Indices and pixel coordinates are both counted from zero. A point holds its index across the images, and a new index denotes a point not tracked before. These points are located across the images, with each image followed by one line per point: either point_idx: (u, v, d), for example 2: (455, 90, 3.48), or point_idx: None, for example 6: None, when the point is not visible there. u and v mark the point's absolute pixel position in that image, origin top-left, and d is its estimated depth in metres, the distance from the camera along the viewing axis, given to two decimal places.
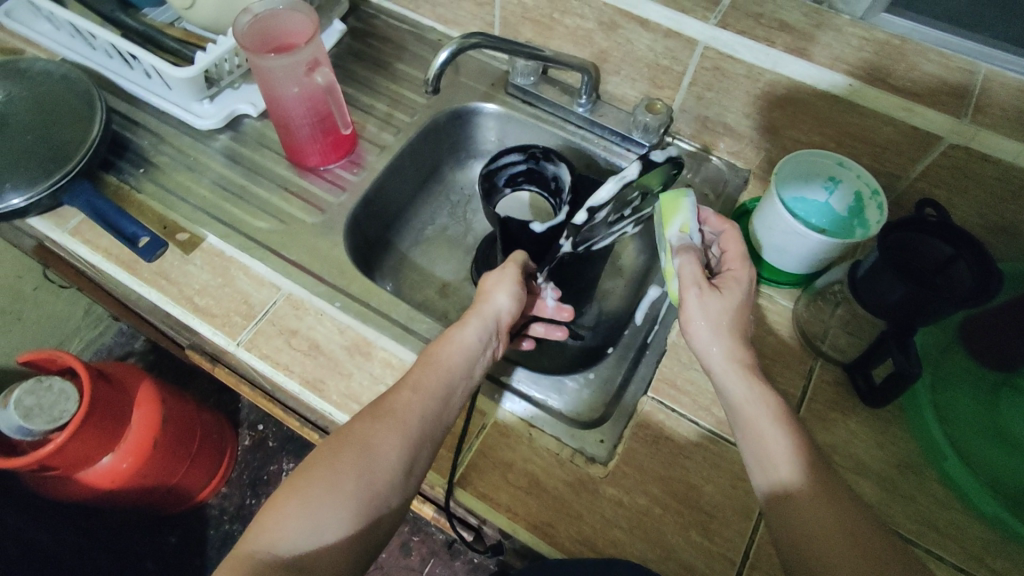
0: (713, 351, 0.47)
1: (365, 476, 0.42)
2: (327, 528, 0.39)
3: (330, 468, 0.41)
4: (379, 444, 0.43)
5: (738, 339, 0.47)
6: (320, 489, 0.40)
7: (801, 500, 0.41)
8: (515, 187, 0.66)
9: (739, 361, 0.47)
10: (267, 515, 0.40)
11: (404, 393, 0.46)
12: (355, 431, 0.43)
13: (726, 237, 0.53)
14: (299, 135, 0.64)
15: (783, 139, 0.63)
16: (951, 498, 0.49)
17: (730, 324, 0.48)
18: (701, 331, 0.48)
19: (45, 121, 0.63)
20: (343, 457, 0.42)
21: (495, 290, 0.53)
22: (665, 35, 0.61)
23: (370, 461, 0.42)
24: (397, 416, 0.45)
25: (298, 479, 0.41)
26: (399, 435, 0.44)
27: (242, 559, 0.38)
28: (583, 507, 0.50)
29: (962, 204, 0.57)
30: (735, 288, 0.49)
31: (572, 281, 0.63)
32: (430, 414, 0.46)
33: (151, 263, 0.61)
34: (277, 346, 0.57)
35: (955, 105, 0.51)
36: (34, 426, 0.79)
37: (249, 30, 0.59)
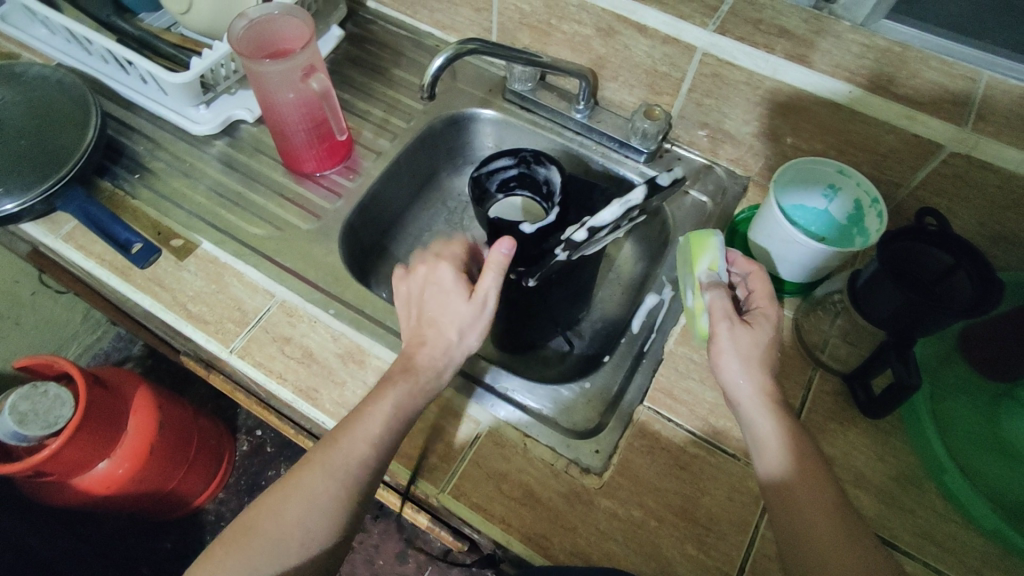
0: (740, 381, 0.46)
1: (301, 527, 0.44)
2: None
3: (274, 521, 0.44)
4: (322, 497, 0.45)
5: (768, 374, 0.46)
6: (260, 549, 0.43)
7: (800, 512, 0.41)
8: (508, 192, 0.64)
9: (769, 395, 0.45)
10: (203, 566, 0.43)
11: (354, 442, 0.46)
12: (298, 478, 0.45)
13: (754, 278, 0.50)
14: (294, 141, 0.63)
15: (783, 147, 0.63)
16: (951, 511, 0.49)
17: (761, 358, 0.46)
18: (730, 366, 0.46)
19: (39, 126, 0.63)
20: (282, 510, 0.44)
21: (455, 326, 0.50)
22: (662, 41, 0.60)
23: (315, 514, 0.44)
24: (336, 459, 0.45)
25: (235, 533, 0.45)
26: (340, 482, 0.45)
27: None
28: (578, 519, 0.49)
29: (962, 213, 0.56)
30: (768, 324, 0.48)
31: (569, 285, 0.60)
32: (377, 465, 0.46)
33: (143, 270, 0.60)
34: (270, 354, 0.56)
35: (957, 113, 0.51)
36: (30, 432, 0.78)
37: (244, 35, 0.58)
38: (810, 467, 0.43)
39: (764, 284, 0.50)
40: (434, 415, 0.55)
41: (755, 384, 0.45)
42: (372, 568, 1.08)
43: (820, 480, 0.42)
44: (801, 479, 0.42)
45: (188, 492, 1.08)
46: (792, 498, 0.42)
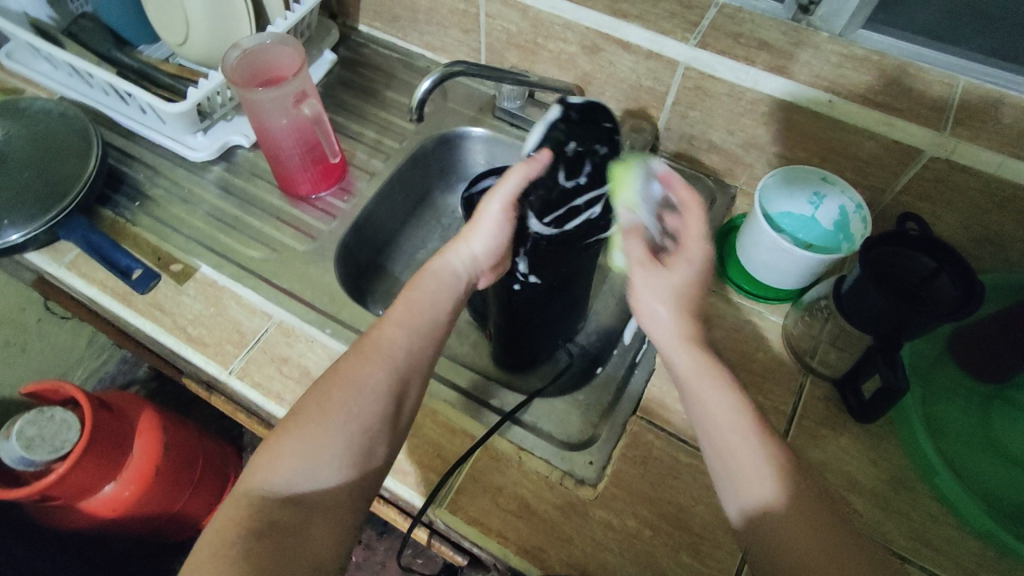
0: (658, 325, 0.46)
1: (351, 410, 0.43)
2: (324, 473, 0.41)
3: (322, 409, 0.43)
4: (369, 379, 0.44)
5: (686, 316, 0.45)
6: (313, 426, 0.42)
7: (775, 546, 0.39)
8: None
9: (686, 337, 0.45)
10: (262, 458, 0.42)
11: (390, 329, 0.46)
12: (341, 370, 0.45)
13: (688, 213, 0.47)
14: (289, 165, 0.65)
15: (768, 155, 0.64)
16: (945, 515, 0.49)
17: (680, 303, 0.45)
18: (648, 306, 0.46)
19: (42, 158, 0.65)
20: (329, 397, 0.43)
21: (471, 239, 0.49)
22: (646, 57, 0.61)
23: (364, 396, 0.43)
24: (378, 350, 0.45)
25: (290, 419, 0.43)
26: (385, 368, 0.45)
27: (243, 496, 0.41)
28: (573, 531, 0.50)
29: (947, 217, 0.57)
30: (689, 263, 0.46)
31: (564, 304, 0.59)
32: (416, 350, 0.46)
33: (144, 296, 0.61)
34: (268, 374, 0.57)
35: (935, 119, 0.51)
36: (37, 456, 0.80)
37: (237, 65, 0.60)
38: (796, 493, 0.41)
39: (698, 221, 0.47)
40: (430, 430, 0.55)
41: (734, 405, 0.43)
42: None
43: (812, 505, 0.40)
44: (791, 507, 0.40)
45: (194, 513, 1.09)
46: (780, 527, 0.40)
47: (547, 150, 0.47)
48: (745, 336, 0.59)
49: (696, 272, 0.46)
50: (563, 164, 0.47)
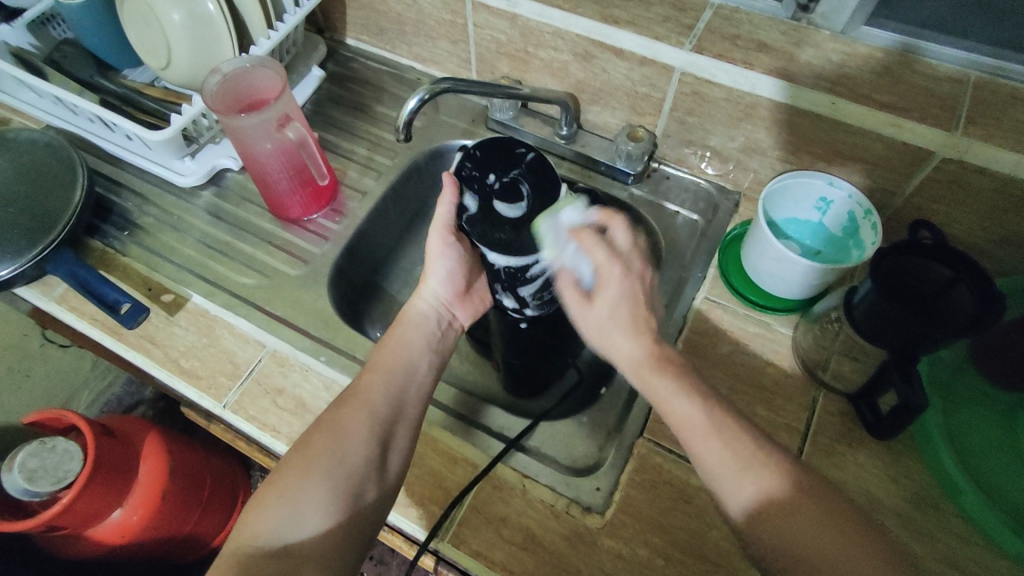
0: (616, 350, 0.48)
1: (333, 456, 0.43)
2: (308, 521, 0.41)
3: (305, 457, 0.43)
4: (352, 425, 0.45)
5: (635, 334, 0.47)
6: (295, 475, 0.42)
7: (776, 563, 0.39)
8: (504, 209, 0.49)
9: (642, 357, 0.46)
10: (249, 512, 0.42)
11: (367, 376, 0.49)
12: (325, 419, 0.46)
13: (589, 243, 0.48)
14: (277, 188, 0.63)
15: (772, 159, 0.61)
16: (970, 534, 0.47)
17: (616, 327, 0.47)
18: (606, 337, 0.48)
19: (27, 191, 0.63)
20: (314, 444, 0.44)
21: (431, 276, 0.55)
22: (640, 63, 0.59)
23: (343, 441, 0.44)
24: (361, 398, 0.47)
25: (273, 473, 0.43)
26: (365, 414, 0.46)
27: (229, 554, 0.40)
28: (581, 562, 0.48)
29: (961, 218, 0.55)
30: (608, 287, 0.48)
31: (561, 332, 0.57)
32: (394, 390, 0.48)
33: (133, 330, 0.60)
34: (263, 407, 0.56)
35: (946, 117, 0.49)
36: (40, 488, 0.79)
37: (218, 91, 0.58)
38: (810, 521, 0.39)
39: (597, 247, 0.47)
40: (431, 460, 0.54)
41: (735, 451, 0.42)
42: None
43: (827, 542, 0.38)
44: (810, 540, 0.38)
45: (206, 533, 1.08)
46: (776, 519, 0.39)
47: (452, 176, 0.51)
48: (754, 349, 0.57)
49: (621, 290, 0.47)
50: (497, 195, 0.50)
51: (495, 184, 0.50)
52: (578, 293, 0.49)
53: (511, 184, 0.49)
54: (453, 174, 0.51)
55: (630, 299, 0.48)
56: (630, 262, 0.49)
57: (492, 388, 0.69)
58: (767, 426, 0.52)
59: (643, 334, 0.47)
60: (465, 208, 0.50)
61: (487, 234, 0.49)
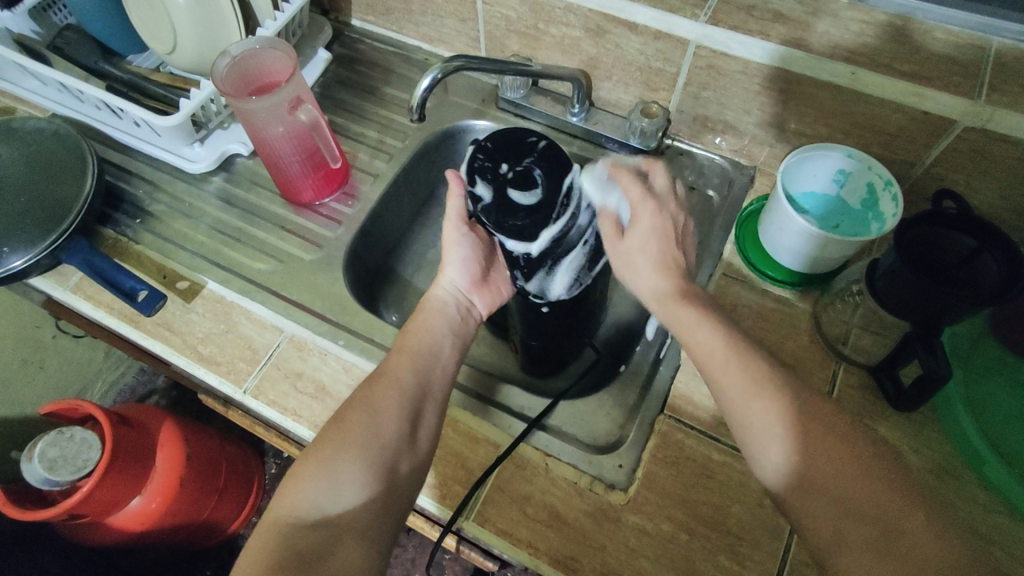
0: (641, 281, 0.51)
1: (367, 431, 0.44)
2: (345, 496, 0.41)
3: (338, 431, 0.44)
4: (384, 403, 0.45)
5: (663, 269, 0.50)
6: (330, 449, 0.43)
7: (807, 509, 0.40)
8: (518, 198, 0.49)
9: (667, 288, 0.49)
10: (285, 485, 0.42)
11: (395, 356, 0.49)
12: (358, 396, 0.46)
13: (627, 183, 0.51)
14: (289, 172, 0.63)
15: (788, 133, 0.61)
16: (994, 503, 0.47)
17: (646, 258, 0.50)
18: (635, 268, 0.51)
19: (38, 180, 0.63)
20: (348, 420, 0.44)
21: (448, 264, 0.56)
22: (654, 37, 0.58)
23: (376, 417, 0.45)
24: (389, 377, 0.47)
25: (309, 447, 0.43)
26: (397, 390, 0.46)
27: (271, 527, 0.40)
28: (605, 537, 0.48)
29: (982, 187, 0.54)
30: (643, 221, 0.51)
31: (575, 315, 0.57)
32: (422, 369, 0.49)
33: (151, 317, 0.60)
34: (283, 391, 0.56)
35: (967, 86, 0.48)
36: (60, 477, 0.79)
37: (228, 72, 0.58)
38: (842, 501, 0.38)
39: (632, 185, 0.51)
40: (452, 440, 0.54)
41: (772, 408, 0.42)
42: None
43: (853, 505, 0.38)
44: (839, 502, 0.39)
45: (222, 519, 1.09)
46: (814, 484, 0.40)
47: (455, 173, 0.54)
48: (774, 324, 0.57)
49: (654, 226, 0.51)
50: (509, 183, 0.50)
51: (508, 173, 0.50)
52: (613, 228, 0.51)
53: (525, 171, 0.50)
54: (458, 171, 0.55)
55: (662, 234, 0.51)
56: (664, 202, 0.52)
57: (509, 370, 0.69)
58: None
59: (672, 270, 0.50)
60: (479, 197, 0.50)
61: (504, 222, 0.49)
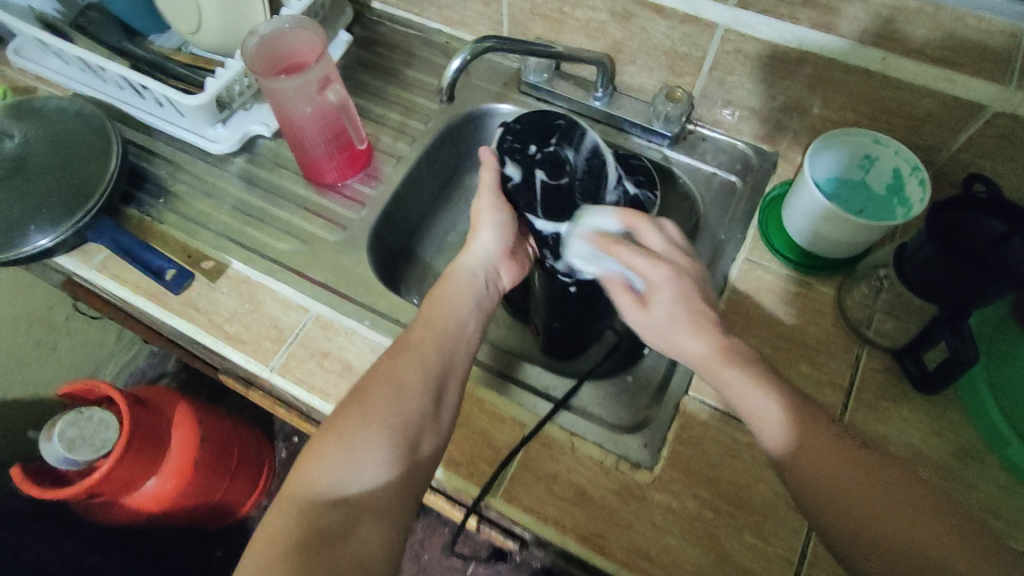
0: (682, 350, 0.46)
1: (390, 406, 0.44)
2: (366, 472, 0.42)
3: (361, 406, 0.44)
4: (407, 378, 0.46)
5: (702, 332, 0.46)
6: (354, 424, 0.43)
7: (813, 475, 0.40)
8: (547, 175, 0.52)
9: (718, 356, 0.45)
10: (306, 457, 0.42)
11: (418, 331, 0.50)
12: (380, 371, 0.46)
13: (620, 253, 0.48)
14: (314, 153, 0.63)
15: (813, 118, 0.61)
16: (1015, 485, 0.48)
17: (678, 325, 0.46)
18: (669, 338, 0.47)
19: (61, 159, 0.63)
20: (371, 395, 0.45)
21: (481, 228, 0.55)
22: (681, 21, 0.58)
23: (401, 394, 0.45)
24: (413, 352, 0.48)
25: (330, 421, 0.44)
26: (421, 366, 0.47)
27: (289, 501, 0.40)
28: (631, 515, 0.49)
29: (1009, 173, 0.54)
30: (661, 288, 0.47)
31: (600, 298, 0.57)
32: (445, 347, 0.49)
33: (179, 296, 0.60)
34: (310, 369, 0.56)
35: (1000, 71, 0.48)
36: (79, 456, 0.80)
37: (256, 52, 0.58)
38: (843, 466, 0.40)
39: (634, 254, 0.47)
40: (478, 419, 0.54)
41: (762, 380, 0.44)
42: (420, 564, 1.11)
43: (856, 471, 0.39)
44: (835, 464, 0.40)
45: (232, 501, 1.10)
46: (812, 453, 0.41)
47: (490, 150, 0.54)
48: (797, 309, 0.57)
49: (675, 292, 0.47)
50: (537, 164, 0.52)
51: (537, 154, 0.52)
52: (629, 296, 0.48)
53: (554, 153, 0.52)
54: (492, 150, 0.54)
55: (685, 295, 0.47)
56: (674, 258, 0.48)
57: (528, 352, 0.70)
58: (811, 382, 0.53)
59: (710, 330, 0.46)
60: (507, 175, 0.52)
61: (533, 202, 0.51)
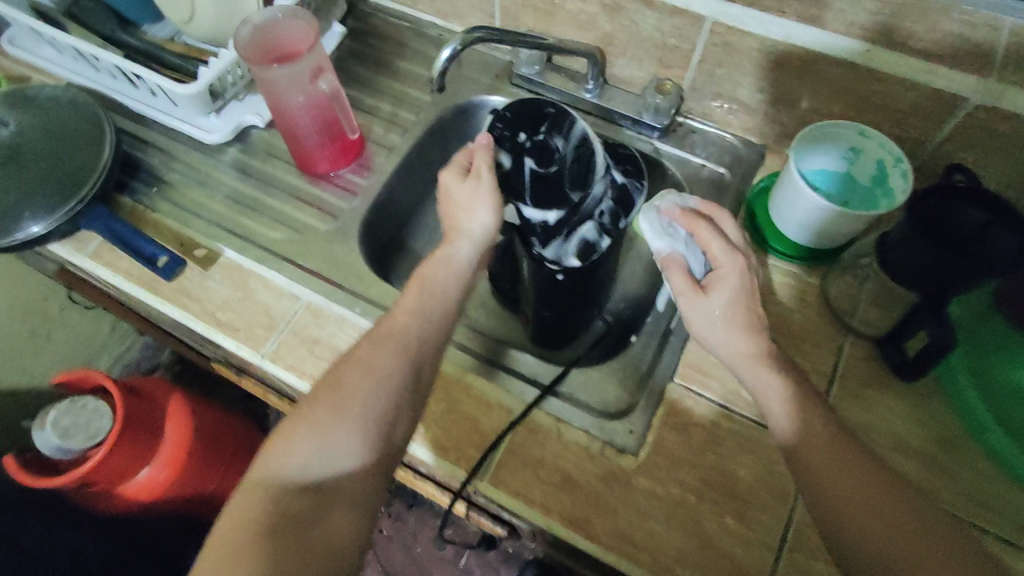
0: (726, 343, 0.45)
1: (366, 392, 0.45)
2: (339, 457, 0.42)
3: (336, 390, 0.44)
4: (385, 363, 0.46)
5: (750, 330, 0.45)
6: (327, 410, 0.43)
7: (812, 463, 0.41)
8: (537, 164, 0.51)
9: (756, 355, 0.44)
10: (278, 440, 0.43)
11: (400, 315, 0.49)
12: (358, 354, 0.47)
13: (703, 231, 0.47)
14: (306, 143, 0.64)
15: (800, 111, 0.62)
16: (994, 472, 0.48)
17: (731, 316, 0.45)
18: (717, 327, 0.45)
19: (54, 147, 0.63)
20: (346, 381, 0.45)
21: (472, 208, 0.53)
22: (671, 13, 0.59)
23: (378, 379, 0.45)
24: (392, 336, 0.48)
25: (304, 405, 0.44)
26: (399, 351, 0.47)
27: (257, 484, 0.41)
28: (616, 500, 0.50)
29: (991, 166, 0.55)
30: (727, 276, 0.46)
31: (585, 285, 0.57)
32: (426, 332, 0.49)
33: (170, 282, 0.61)
34: (300, 356, 0.57)
35: (982, 65, 0.49)
36: (73, 444, 0.81)
37: (249, 40, 0.59)
38: (836, 457, 0.40)
39: (713, 235, 0.47)
40: (466, 405, 0.55)
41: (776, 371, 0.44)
42: (412, 556, 1.12)
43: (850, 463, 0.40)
44: (828, 454, 0.41)
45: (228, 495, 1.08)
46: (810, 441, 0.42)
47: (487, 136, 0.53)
48: (782, 299, 0.58)
49: (739, 285, 0.46)
50: (527, 152, 0.52)
51: (527, 143, 0.52)
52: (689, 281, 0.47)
53: (544, 142, 0.52)
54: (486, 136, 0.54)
55: (747, 291, 0.46)
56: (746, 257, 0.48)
57: (518, 341, 0.71)
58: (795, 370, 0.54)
59: (759, 332, 0.45)
60: (500, 163, 0.52)
61: (524, 190, 0.51)
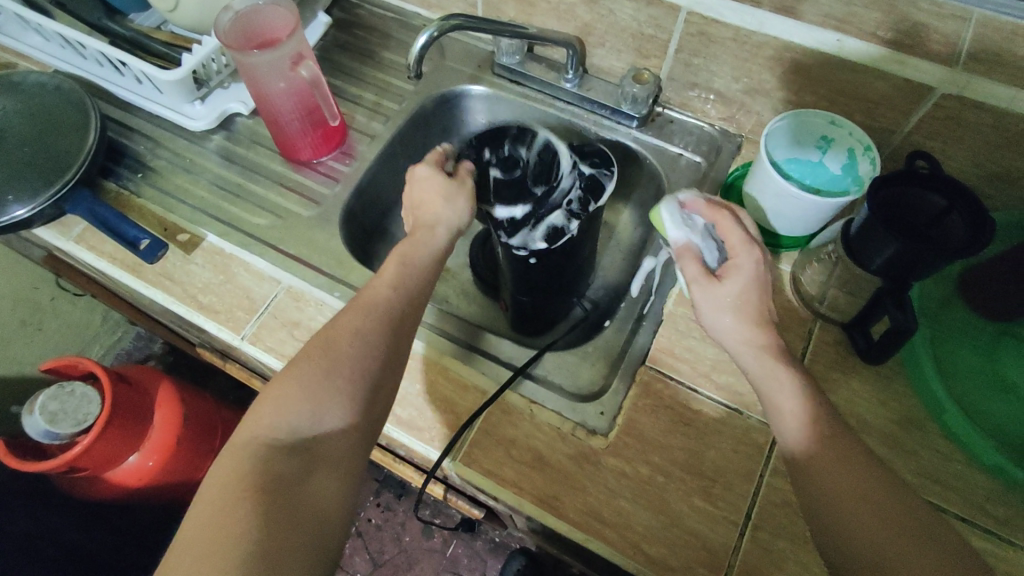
0: (730, 332, 0.46)
1: (348, 360, 0.45)
2: (325, 421, 0.43)
3: (318, 358, 0.45)
4: (367, 332, 0.47)
5: (757, 321, 0.46)
6: (311, 376, 0.44)
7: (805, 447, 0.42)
8: (504, 172, 0.55)
9: (759, 344, 0.45)
10: (262, 405, 0.43)
11: (381, 287, 0.50)
12: (340, 324, 0.47)
13: (724, 225, 0.49)
14: (288, 130, 0.65)
15: (774, 101, 0.63)
16: (954, 452, 0.50)
17: (741, 305, 0.46)
18: (726, 316, 0.46)
19: (40, 132, 0.64)
20: (330, 349, 0.46)
21: (441, 201, 0.54)
22: (647, 3, 0.60)
23: (361, 348, 0.46)
24: (373, 306, 0.48)
25: (288, 372, 0.45)
26: (381, 321, 0.48)
27: (242, 446, 0.42)
28: (586, 479, 0.51)
29: (957, 154, 0.56)
30: (742, 268, 0.47)
31: (558, 269, 0.57)
32: (406, 304, 0.50)
33: (153, 265, 0.62)
34: (280, 339, 0.58)
35: (947, 54, 0.50)
36: (62, 429, 0.81)
37: (230, 27, 0.60)
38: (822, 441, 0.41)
39: (735, 228, 0.49)
40: (442, 386, 0.56)
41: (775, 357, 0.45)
42: (400, 545, 1.13)
43: (835, 444, 0.41)
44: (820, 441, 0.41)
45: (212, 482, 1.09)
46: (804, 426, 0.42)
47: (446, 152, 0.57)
48: None
49: (753, 278, 0.47)
50: (492, 163, 0.56)
51: (490, 158, 0.56)
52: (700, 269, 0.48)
53: (508, 154, 0.56)
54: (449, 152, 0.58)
55: (759, 284, 0.47)
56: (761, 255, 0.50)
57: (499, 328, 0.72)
58: None
59: (766, 324, 0.46)
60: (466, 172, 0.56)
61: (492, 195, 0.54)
